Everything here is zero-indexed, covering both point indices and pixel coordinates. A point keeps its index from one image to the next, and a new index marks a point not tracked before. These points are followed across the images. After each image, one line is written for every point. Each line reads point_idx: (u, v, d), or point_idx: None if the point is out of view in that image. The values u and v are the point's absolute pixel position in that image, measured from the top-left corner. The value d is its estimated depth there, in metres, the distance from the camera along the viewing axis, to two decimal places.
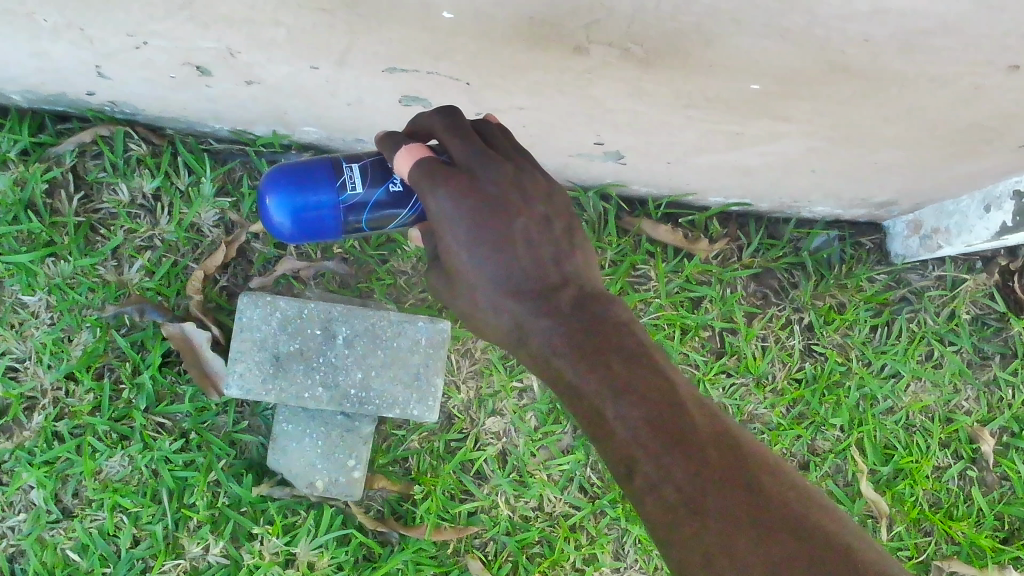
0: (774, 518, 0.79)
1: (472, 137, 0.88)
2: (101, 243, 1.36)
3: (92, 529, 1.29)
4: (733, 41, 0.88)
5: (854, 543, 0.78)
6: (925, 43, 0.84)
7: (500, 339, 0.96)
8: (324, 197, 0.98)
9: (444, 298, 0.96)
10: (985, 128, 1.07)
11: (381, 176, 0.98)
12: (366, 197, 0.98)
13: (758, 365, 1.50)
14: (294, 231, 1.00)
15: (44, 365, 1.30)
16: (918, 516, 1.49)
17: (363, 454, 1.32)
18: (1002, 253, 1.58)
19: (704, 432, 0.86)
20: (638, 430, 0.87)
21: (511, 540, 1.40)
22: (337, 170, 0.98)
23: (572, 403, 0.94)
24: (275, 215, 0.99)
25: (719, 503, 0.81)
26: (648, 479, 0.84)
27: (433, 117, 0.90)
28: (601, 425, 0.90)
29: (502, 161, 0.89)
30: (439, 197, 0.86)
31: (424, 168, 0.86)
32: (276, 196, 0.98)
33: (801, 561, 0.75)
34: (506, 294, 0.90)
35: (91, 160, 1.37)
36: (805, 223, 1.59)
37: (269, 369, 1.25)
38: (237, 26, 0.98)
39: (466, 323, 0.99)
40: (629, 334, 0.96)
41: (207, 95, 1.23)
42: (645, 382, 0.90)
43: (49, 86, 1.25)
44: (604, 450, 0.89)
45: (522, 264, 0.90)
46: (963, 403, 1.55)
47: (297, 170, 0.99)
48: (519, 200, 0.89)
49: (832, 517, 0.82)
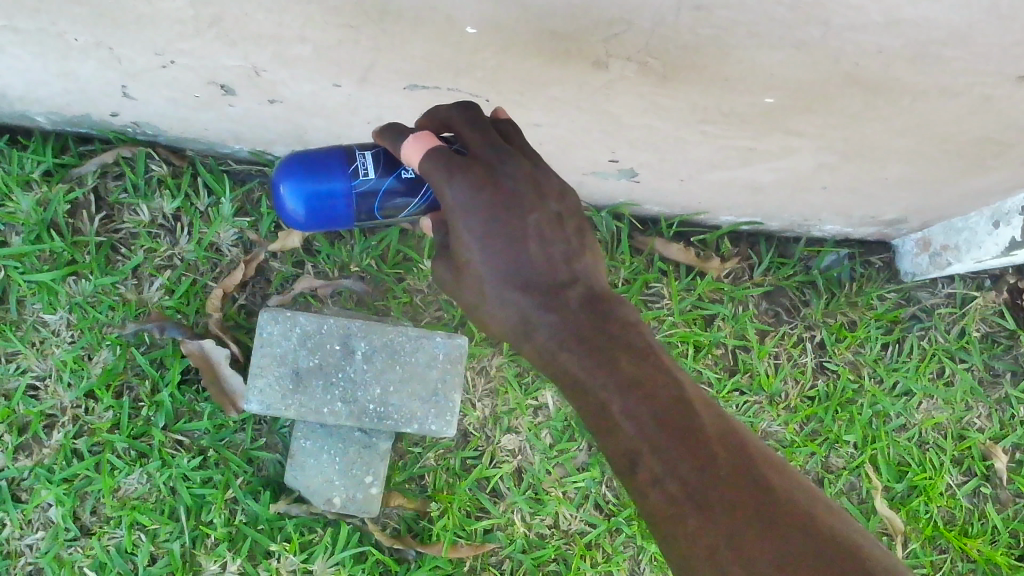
0: (782, 516, 0.80)
1: (489, 133, 0.90)
2: (122, 262, 1.38)
3: (110, 547, 1.29)
4: (749, 54, 0.90)
5: (859, 541, 0.79)
6: (937, 54, 0.86)
7: (504, 334, 0.96)
8: (337, 184, 1.00)
9: (450, 288, 0.97)
10: (995, 141, 1.09)
11: (393, 164, 1.00)
12: (378, 184, 1.00)
13: (771, 382, 1.52)
14: (306, 218, 1.02)
15: (65, 383, 1.32)
16: (933, 533, 1.49)
17: (380, 471, 1.32)
18: (1010, 271, 1.61)
19: (710, 430, 0.88)
20: (644, 424, 0.88)
21: (527, 557, 1.40)
22: (350, 158, 1.00)
23: (575, 397, 0.95)
24: (288, 202, 1.01)
25: (726, 497, 0.82)
26: (654, 473, 0.85)
27: (453, 111, 0.92)
28: (606, 419, 0.91)
29: (519, 156, 0.90)
30: (456, 188, 0.87)
31: (439, 158, 0.87)
32: (289, 184, 1.00)
33: (807, 555, 0.76)
34: (515, 287, 0.91)
35: (112, 181, 1.40)
36: (814, 242, 1.62)
37: (290, 385, 1.26)
38: (264, 44, 1.00)
39: (469, 315, 0.99)
40: (636, 333, 0.97)
41: (229, 114, 1.25)
42: (651, 379, 0.92)
43: (74, 107, 1.28)
44: (607, 444, 0.90)
45: (531, 259, 0.91)
46: (975, 421, 1.56)
47: (310, 158, 1.01)
48: (533, 195, 0.90)
49: (836, 515, 0.83)
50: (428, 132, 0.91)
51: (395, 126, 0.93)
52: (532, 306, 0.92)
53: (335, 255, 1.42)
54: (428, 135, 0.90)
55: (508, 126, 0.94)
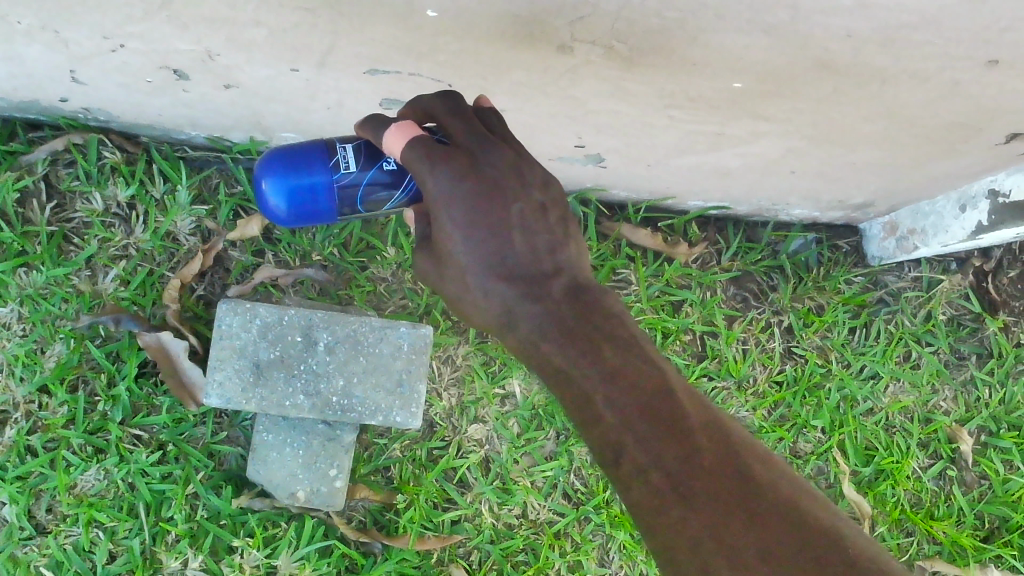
0: (766, 508, 0.79)
1: (472, 121, 0.89)
2: (75, 252, 1.34)
3: (67, 545, 1.26)
4: (715, 38, 0.88)
5: (842, 529, 0.79)
6: (906, 37, 0.84)
7: (486, 325, 0.94)
8: (319, 177, 0.97)
9: (431, 279, 0.95)
10: (963, 125, 1.08)
11: (375, 156, 0.97)
12: (359, 177, 0.97)
13: (739, 368, 1.51)
14: (289, 214, 1.00)
15: (16, 377, 1.27)
16: (899, 517, 1.50)
17: (344, 463, 1.30)
18: (975, 255, 1.61)
19: (694, 420, 0.86)
20: (629, 414, 0.86)
21: (495, 548, 1.39)
22: (331, 151, 0.98)
23: (558, 387, 0.93)
24: (270, 198, 0.99)
25: (709, 487, 0.81)
26: (637, 463, 0.84)
27: (434, 101, 0.90)
28: (588, 410, 0.89)
29: (501, 145, 0.89)
30: (438, 177, 0.85)
31: (421, 146, 0.86)
32: (271, 179, 0.98)
33: (789, 544, 0.76)
34: (497, 277, 0.89)
35: (63, 168, 1.35)
36: (782, 226, 1.61)
37: (250, 378, 1.23)
38: (218, 27, 0.97)
39: (449, 306, 0.97)
40: (618, 323, 0.95)
41: (183, 99, 1.21)
42: (635, 368, 0.90)
43: (21, 92, 1.23)
44: (590, 434, 0.89)
45: (513, 247, 0.90)
46: (941, 404, 1.56)
47: (293, 152, 0.99)
48: (517, 185, 0.89)
49: (818, 504, 0.82)
50: (408, 121, 0.89)
51: (376, 118, 0.91)
52: (515, 296, 0.91)
53: (296, 243, 1.39)
54: (410, 124, 0.88)
55: (491, 116, 0.92)
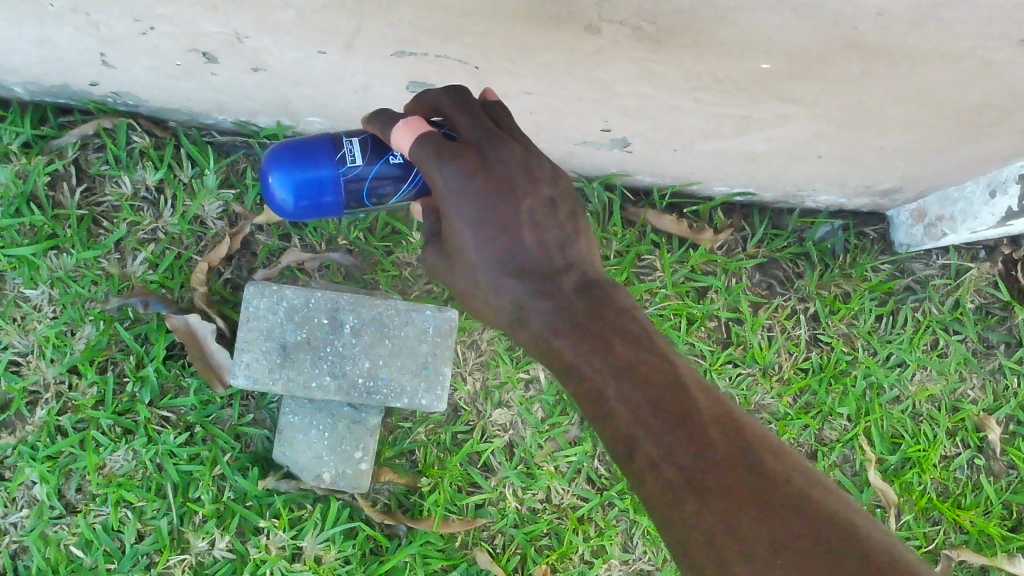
0: (779, 500, 0.79)
1: (482, 118, 0.89)
2: (104, 235, 1.35)
3: (96, 525, 1.27)
4: (744, 18, 0.87)
5: (855, 520, 0.78)
6: (938, 16, 0.83)
7: (498, 322, 0.96)
8: (325, 172, 0.98)
9: (442, 278, 0.95)
10: (994, 108, 1.07)
11: (381, 150, 0.98)
12: (366, 171, 0.98)
13: (764, 355, 1.51)
14: (296, 207, 1.00)
15: (47, 359, 1.29)
16: (926, 505, 1.49)
17: (369, 446, 1.31)
18: (1005, 242, 1.59)
19: (705, 414, 0.87)
20: (640, 409, 0.87)
21: (519, 532, 1.39)
22: (337, 145, 0.98)
23: (571, 383, 0.95)
24: (276, 192, 0.99)
25: (721, 480, 0.81)
26: (649, 458, 0.84)
27: (443, 96, 0.90)
28: (600, 404, 0.90)
29: (510, 140, 0.89)
30: (448, 175, 0.85)
31: (429, 142, 0.85)
32: (277, 173, 0.98)
33: (802, 536, 0.75)
34: (509, 275, 0.90)
35: (93, 152, 1.37)
36: (809, 213, 1.60)
37: (277, 359, 1.24)
38: (246, 9, 0.97)
39: (462, 305, 0.98)
40: (630, 318, 0.96)
41: (212, 82, 1.22)
42: (646, 363, 0.91)
43: (52, 76, 1.24)
44: (603, 431, 0.90)
45: (524, 245, 0.90)
46: (969, 392, 1.55)
47: (298, 146, 0.99)
48: (525, 181, 0.89)
49: (833, 497, 0.82)
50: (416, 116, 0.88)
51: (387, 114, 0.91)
52: (526, 293, 0.92)
53: (321, 227, 1.40)
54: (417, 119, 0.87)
55: (499, 111, 0.92)
